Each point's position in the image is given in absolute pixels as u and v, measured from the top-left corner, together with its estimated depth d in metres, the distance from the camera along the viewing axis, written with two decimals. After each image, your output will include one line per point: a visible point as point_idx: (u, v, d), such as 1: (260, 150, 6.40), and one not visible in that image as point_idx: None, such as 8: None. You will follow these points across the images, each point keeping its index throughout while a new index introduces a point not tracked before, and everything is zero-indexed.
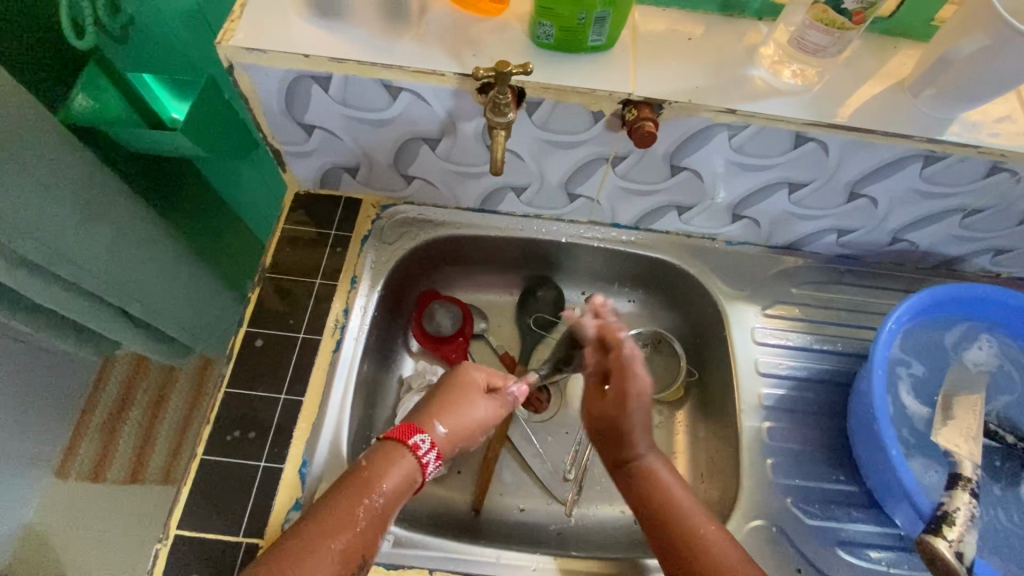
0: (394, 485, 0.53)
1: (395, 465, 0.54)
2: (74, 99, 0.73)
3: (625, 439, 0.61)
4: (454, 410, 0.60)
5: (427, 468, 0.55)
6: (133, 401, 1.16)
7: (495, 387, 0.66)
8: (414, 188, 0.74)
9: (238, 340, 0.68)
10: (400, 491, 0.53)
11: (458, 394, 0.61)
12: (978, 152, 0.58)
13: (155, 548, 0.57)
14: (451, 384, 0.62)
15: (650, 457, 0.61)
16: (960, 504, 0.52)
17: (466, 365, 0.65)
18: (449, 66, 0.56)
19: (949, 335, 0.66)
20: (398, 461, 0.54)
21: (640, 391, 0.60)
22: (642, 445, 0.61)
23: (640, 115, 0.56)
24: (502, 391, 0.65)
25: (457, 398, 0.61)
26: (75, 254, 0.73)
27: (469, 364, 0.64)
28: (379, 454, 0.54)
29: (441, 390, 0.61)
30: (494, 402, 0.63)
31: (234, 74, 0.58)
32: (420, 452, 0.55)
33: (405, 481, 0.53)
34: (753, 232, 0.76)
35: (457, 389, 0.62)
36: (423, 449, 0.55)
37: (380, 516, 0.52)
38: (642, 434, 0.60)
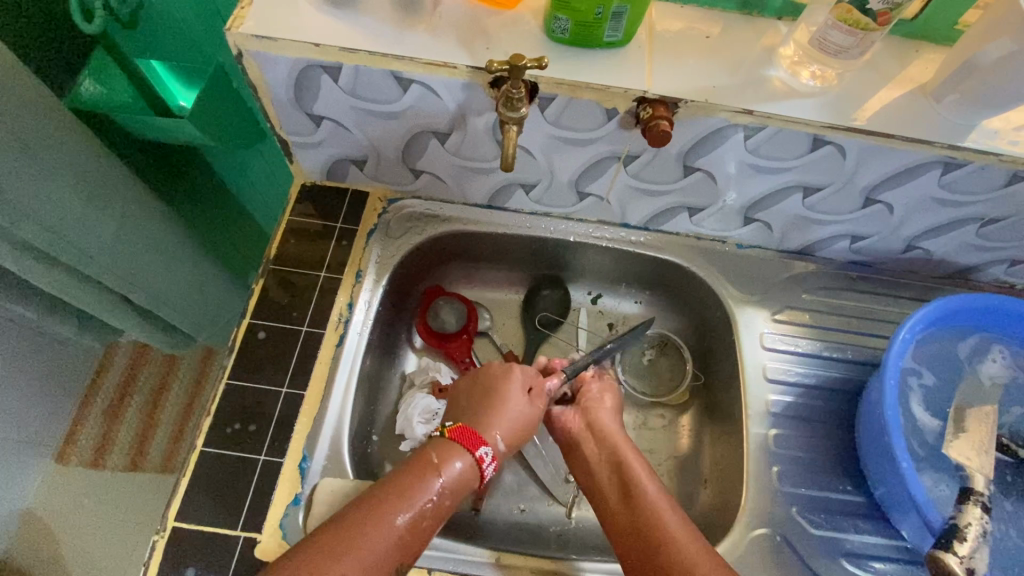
0: (457, 485, 0.54)
1: (463, 467, 0.55)
2: (82, 83, 0.74)
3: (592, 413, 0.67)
4: (504, 420, 0.61)
5: (485, 477, 0.57)
6: (135, 388, 1.16)
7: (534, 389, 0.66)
8: (422, 183, 0.73)
9: (241, 331, 0.68)
10: (462, 492, 0.54)
11: (505, 403, 0.62)
12: (999, 160, 0.57)
13: (152, 540, 0.57)
14: (497, 386, 0.63)
15: (615, 440, 0.63)
16: (971, 519, 0.51)
17: (511, 368, 0.65)
18: (462, 59, 0.55)
19: (962, 346, 0.64)
20: (466, 464, 0.55)
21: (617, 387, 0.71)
22: (613, 425, 0.65)
23: (655, 114, 0.55)
24: (539, 390, 0.66)
25: (505, 402, 0.62)
26: (77, 239, 0.72)
27: (513, 366, 0.65)
28: (448, 452, 0.55)
29: (493, 399, 0.62)
30: (533, 406, 0.63)
31: (243, 62, 0.57)
32: (484, 464, 0.56)
33: (466, 484, 0.55)
34: (765, 237, 0.75)
35: (505, 396, 0.62)
36: (486, 462, 0.56)
37: (440, 513, 0.52)
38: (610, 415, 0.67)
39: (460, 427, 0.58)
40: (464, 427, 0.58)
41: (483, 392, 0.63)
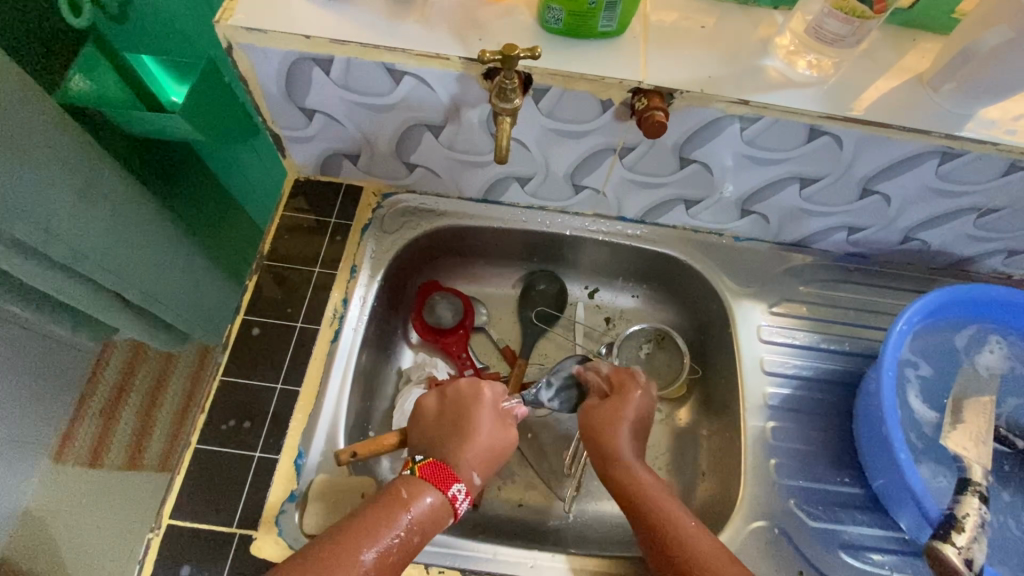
0: (427, 522, 0.52)
1: (432, 503, 0.53)
2: (72, 79, 0.73)
3: (608, 437, 0.63)
4: (474, 448, 0.59)
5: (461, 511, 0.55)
6: (131, 387, 1.14)
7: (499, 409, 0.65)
8: (416, 177, 0.73)
9: (235, 328, 0.67)
10: (432, 529, 0.52)
11: (477, 428, 0.60)
12: (997, 150, 0.57)
13: (146, 538, 0.56)
14: (467, 409, 0.62)
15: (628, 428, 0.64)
16: (970, 510, 0.51)
17: (479, 390, 0.64)
18: (454, 50, 0.54)
19: (959, 337, 0.64)
20: (436, 500, 0.53)
21: (641, 398, 0.67)
22: (626, 453, 0.61)
23: (650, 104, 0.54)
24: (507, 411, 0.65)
25: (475, 429, 0.60)
26: (69, 236, 0.71)
27: (482, 385, 0.64)
28: (418, 487, 0.54)
29: (459, 426, 0.60)
30: (505, 427, 0.62)
31: (233, 54, 0.56)
32: (457, 504, 0.54)
33: (438, 521, 0.53)
34: (762, 229, 0.75)
35: (475, 421, 0.61)
36: (458, 499, 0.55)
37: (407, 550, 0.51)
38: (626, 436, 0.63)
39: (431, 462, 0.56)
40: (435, 463, 0.56)
41: (449, 420, 0.61)
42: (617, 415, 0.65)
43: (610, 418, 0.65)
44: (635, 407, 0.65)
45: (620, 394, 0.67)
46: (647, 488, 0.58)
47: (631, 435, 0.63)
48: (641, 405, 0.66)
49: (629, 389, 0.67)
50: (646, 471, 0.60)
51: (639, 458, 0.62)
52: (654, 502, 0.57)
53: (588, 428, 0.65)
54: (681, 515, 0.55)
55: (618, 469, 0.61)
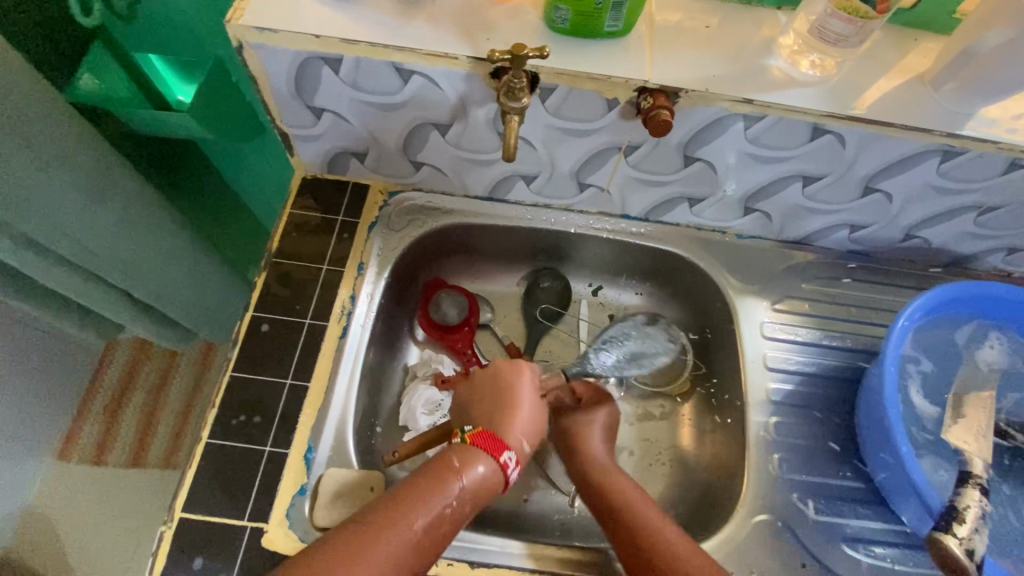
0: (480, 491, 0.53)
1: (485, 471, 0.54)
2: (80, 79, 0.73)
3: (584, 446, 0.67)
4: (522, 419, 0.61)
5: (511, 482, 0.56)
6: (135, 385, 1.17)
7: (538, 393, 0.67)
8: (423, 175, 0.74)
9: (244, 324, 0.68)
10: (482, 498, 0.53)
11: (524, 402, 0.62)
12: (997, 148, 0.57)
13: (159, 531, 0.57)
14: (513, 384, 0.64)
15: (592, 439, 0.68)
16: (970, 502, 0.51)
17: (522, 370, 0.65)
18: (462, 49, 0.55)
19: (959, 333, 0.65)
20: (488, 469, 0.54)
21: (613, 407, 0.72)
22: (601, 459, 0.66)
23: (655, 103, 0.55)
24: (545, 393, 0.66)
25: (520, 401, 0.63)
26: (77, 233, 0.72)
27: (523, 366, 0.66)
28: (469, 456, 0.54)
29: (509, 399, 0.62)
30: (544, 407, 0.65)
31: (243, 53, 0.57)
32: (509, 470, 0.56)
33: (488, 490, 0.54)
34: (765, 227, 0.75)
35: (520, 398, 0.62)
36: (510, 467, 0.56)
37: (455, 518, 0.51)
38: (601, 445, 0.68)
39: (484, 432, 0.57)
40: (486, 432, 0.57)
41: (496, 394, 0.63)
42: (585, 425, 0.69)
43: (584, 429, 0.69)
44: (603, 421, 0.70)
45: (589, 407, 0.71)
46: (619, 486, 0.61)
47: (604, 440, 0.68)
48: (607, 417, 0.70)
49: (603, 400, 0.72)
50: (619, 473, 0.64)
51: (611, 462, 0.66)
52: (624, 499, 0.60)
53: (567, 437, 0.69)
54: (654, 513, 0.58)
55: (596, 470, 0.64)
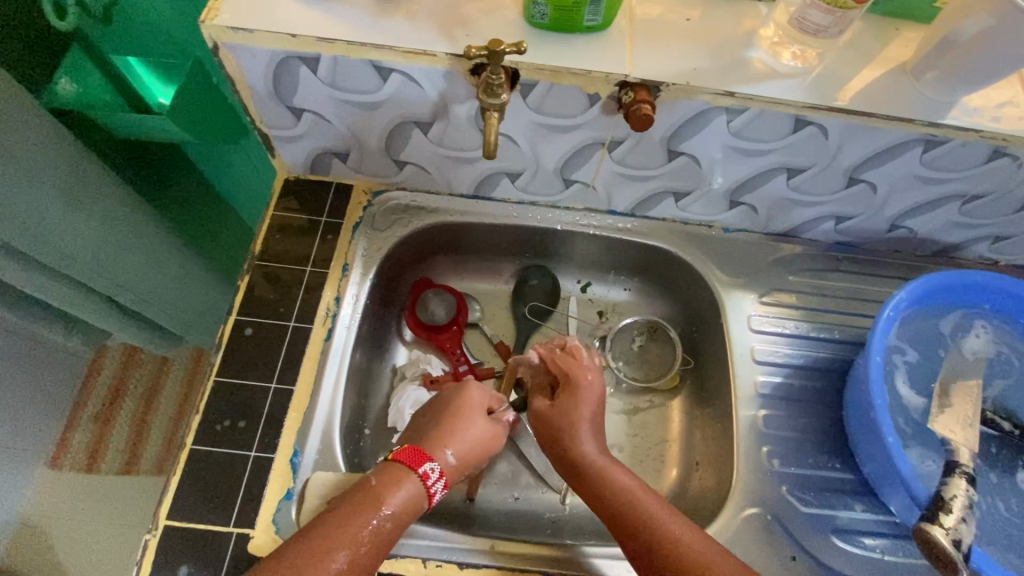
0: (402, 509, 0.52)
1: (406, 488, 0.53)
2: (58, 83, 0.72)
3: (565, 437, 0.62)
4: (458, 434, 0.61)
5: (434, 498, 0.56)
6: (126, 392, 1.15)
7: (493, 410, 0.67)
8: (406, 174, 0.73)
9: (227, 328, 0.67)
10: (407, 516, 0.53)
11: (465, 417, 0.62)
12: (979, 136, 0.57)
13: (144, 539, 0.56)
14: (453, 401, 0.64)
15: (580, 414, 0.63)
16: (957, 491, 0.51)
17: (467, 387, 0.65)
18: (440, 46, 0.54)
19: (945, 322, 0.65)
20: (410, 486, 0.54)
21: (591, 385, 0.66)
22: (591, 450, 0.61)
23: (637, 98, 0.55)
24: (499, 415, 0.66)
25: (464, 415, 0.63)
26: (59, 240, 0.71)
27: (470, 384, 0.66)
28: (388, 477, 0.54)
29: (448, 414, 0.62)
30: (494, 426, 0.64)
31: (219, 54, 0.56)
32: (428, 479, 0.55)
33: (412, 508, 0.53)
34: (751, 220, 0.75)
35: (463, 415, 0.62)
36: (432, 478, 0.55)
37: (382, 540, 0.51)
38: (588, 434, 0.62)
39: (405, 448, 0.57)
40: (409, 448, 0.57)
41: (440, 411, 0.63)
42: (572, 411, 0.64)
43: (569, 418, 0.63)
44: (587, 400, 0.64)
45: (569, 385, 0.65)
46: (614, 483, 0.58)
47: (592, 436, 0.62)
48: (593, 390, 0.66)
49: (578, 380, 0.65)
50: (614, 466, 0.60)
51: (603, 454, 0.61)
52: (624, 498, 0.56)
53: (544, 428, 0.64)
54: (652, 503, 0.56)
55: (580, 468, 0.60)
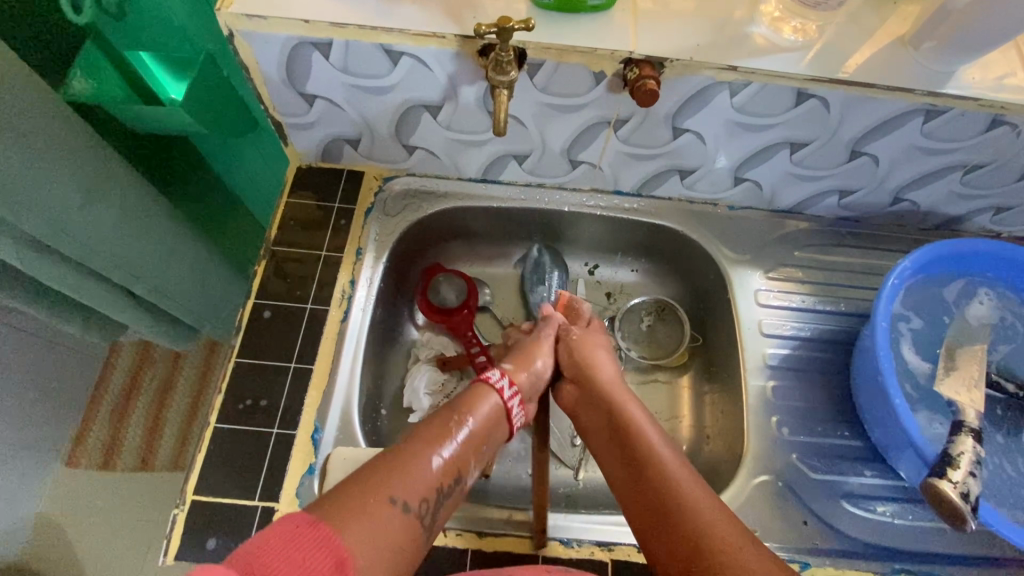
0: (484, 420, 0.53)
1: (486, 402, 0.54)
2: (73, 82, 0.73)
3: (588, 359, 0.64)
4: (525, 353, 0.64)
5: (514, 425, 0.56)
6: (141, 389, 1.17)
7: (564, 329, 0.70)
8: (416, 159, 0.74)
9: (246, 312, 0.69)
10: (490, 425, 0.54)
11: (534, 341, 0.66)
12: (979, 105, 0.59)
13: (172, 514, 0.58)
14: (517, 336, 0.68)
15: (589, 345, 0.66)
16: (964, 448, 0.52)
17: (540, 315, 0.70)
18: (449, 28, 0.56)
19: (949, 290, 0.66)
20: (490, 400, 0.54)
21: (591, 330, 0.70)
22: (608, 374, 0.63)
23: (641, 73, 0.56)
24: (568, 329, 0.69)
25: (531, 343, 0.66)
26: (78, 232, 0.73)
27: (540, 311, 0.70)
28: (471, 395, 0.55)
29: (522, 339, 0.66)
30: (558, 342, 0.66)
31: (233, 42, 0.58)
32: (504, 394, 0.56)
33: (493, 419, 0.54)
34: (755, 197, 0.77)
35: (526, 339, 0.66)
36: (507, 392, 0.56)
37: (469, 448, 0.51)
38: (604, 360, 0.65)
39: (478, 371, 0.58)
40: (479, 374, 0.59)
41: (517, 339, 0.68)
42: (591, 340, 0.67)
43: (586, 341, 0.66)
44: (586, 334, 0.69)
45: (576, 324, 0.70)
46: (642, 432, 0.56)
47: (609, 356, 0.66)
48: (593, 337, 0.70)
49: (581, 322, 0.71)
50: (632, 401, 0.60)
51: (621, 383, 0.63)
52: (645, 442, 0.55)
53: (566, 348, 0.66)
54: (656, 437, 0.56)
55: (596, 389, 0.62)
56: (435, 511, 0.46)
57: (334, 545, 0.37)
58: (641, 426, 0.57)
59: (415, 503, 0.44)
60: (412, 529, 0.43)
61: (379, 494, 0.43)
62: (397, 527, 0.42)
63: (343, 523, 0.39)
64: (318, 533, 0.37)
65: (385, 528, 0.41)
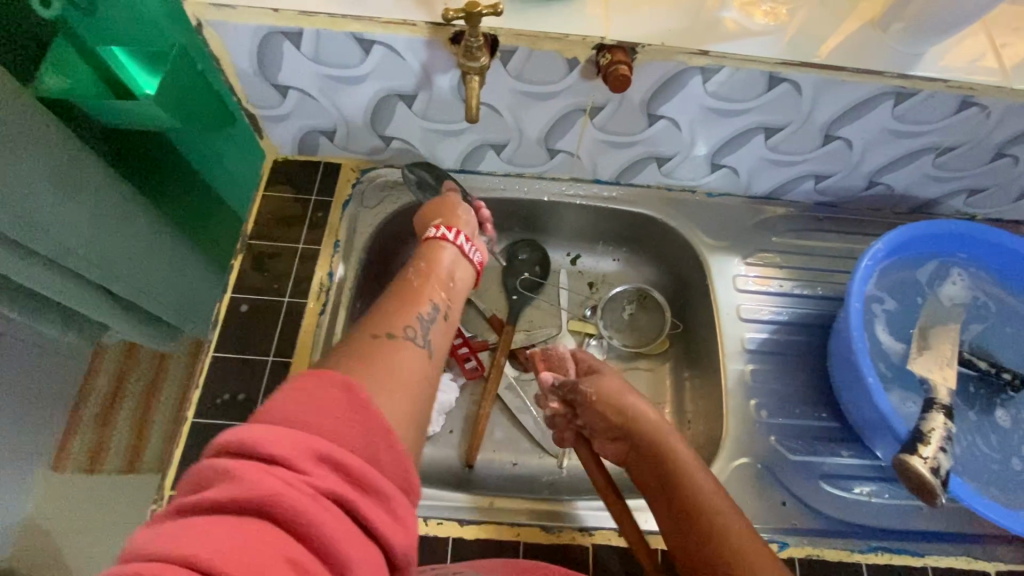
0: (451, 268, 0.58)
1: (446, 254, 0.59)
2: (45, 79, 0.70)
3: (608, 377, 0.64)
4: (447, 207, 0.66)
5: (474, 261, 0.62)
6: (125, 392, 1.11)
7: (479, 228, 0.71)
8: (393, 150, 0.74)
9: (223, 305, 0.68)
10: (455, 267, 0.59)
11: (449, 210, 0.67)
12: (947, 86, 0.59)
13: (151, 509, 0.58)
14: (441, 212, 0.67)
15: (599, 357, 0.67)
16: (935, 425, 0.53)
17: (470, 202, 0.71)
18: (420, 15, 0.55)
19: (922, 271, 0.67)
20: (449, 251, 0.59)
21: None
22: (630, 387, 0.63)
23: (613, 59, 0.56)
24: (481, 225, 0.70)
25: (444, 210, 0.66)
26: (52, 228, 0.72)
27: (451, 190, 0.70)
28: (429, 248, 0.60)
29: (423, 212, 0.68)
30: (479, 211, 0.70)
31: (202, 32, 0.57)
32: (450, 238, 0.61)
33: (458, 267, 0.59)
34: (733, 183, 0.77)
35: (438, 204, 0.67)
36: (451, 234, 0.61)
37: (443, 283, 0.56)
38: (614, 373, 0.65)
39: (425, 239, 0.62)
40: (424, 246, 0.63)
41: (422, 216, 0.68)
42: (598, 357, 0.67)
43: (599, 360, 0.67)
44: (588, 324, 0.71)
45: None
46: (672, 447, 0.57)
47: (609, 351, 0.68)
48: None
49: None
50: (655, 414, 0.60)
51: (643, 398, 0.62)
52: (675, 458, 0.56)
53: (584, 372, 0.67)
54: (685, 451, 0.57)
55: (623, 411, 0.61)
56: (428, 335, 0.48)
57: (335, 376, 0.38)
58: (670, 444, 0.58)
59: (401, 332, 0.47)
60: (413, 355, 0.45)
61: (363, 336, 0.45)
62: (398, 356, 0.44)
63: (356, 368, 0.41)
64: (320, 376, 0.38)
65: (394, 357, 0.44)
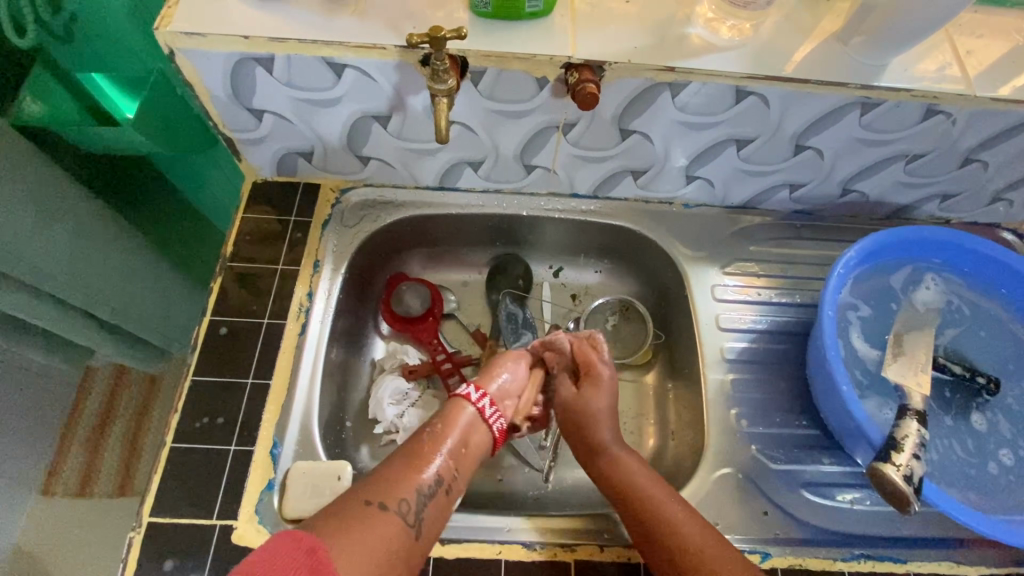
0: (461, 431, 0.57)
1: (462, 415, 0.58)
2: (23, 102, 0.69)
3: (587, 426, 0.62)
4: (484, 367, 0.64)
5: (495, 428, 0.59)
6: (116, 414, 1.11)
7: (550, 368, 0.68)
8: (371, 169, 0.75)
9: (202, 329, 0.68)
10: (467, 435, 0.57)
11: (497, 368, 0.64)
12: (911, 95, 0.60)
13: (128, 537, 0.57)
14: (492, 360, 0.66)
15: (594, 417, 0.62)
16: (909, 432, 0.54)
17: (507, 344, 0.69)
18: (389, 38, 0.56)
19: (895, 277, 0.68)
20: (464, 412, 0.58)
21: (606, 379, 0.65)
22: (608, 438, 0.62)
23: (581, 77, 0.57)
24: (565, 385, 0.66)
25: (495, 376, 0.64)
26: (30, 256, 0.71)
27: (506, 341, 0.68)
28: (446, 412, 0.58)
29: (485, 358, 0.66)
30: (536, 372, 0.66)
31: (175, 59, 0.58)
32: (473, 398, 0.59)
33: (470, 430, 0.57)
34: (709, 194, 0.78)
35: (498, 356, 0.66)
36: (473, 395, 0.59)
37: (459, 457, 0.55)
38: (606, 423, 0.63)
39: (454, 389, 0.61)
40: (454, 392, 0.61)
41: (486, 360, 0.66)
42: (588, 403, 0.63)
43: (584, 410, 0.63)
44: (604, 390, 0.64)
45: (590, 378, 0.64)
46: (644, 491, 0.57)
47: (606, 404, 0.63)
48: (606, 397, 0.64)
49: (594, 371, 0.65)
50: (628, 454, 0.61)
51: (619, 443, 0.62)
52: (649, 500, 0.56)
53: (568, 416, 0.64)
54: (666, 497, 0.56)
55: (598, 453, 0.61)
56: (420, 509, 0.50)
57: (303, 538, 0.43)
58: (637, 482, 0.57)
59: (392, 503, 0.49)
60: (399, 529, 0.48)
61: (354, 502, 0.48)
62: (383, 525, 0.47)
63: (332, 532, 0.45)
64: (292, 537, 0.43)
65: (374, 528, 0.47)
